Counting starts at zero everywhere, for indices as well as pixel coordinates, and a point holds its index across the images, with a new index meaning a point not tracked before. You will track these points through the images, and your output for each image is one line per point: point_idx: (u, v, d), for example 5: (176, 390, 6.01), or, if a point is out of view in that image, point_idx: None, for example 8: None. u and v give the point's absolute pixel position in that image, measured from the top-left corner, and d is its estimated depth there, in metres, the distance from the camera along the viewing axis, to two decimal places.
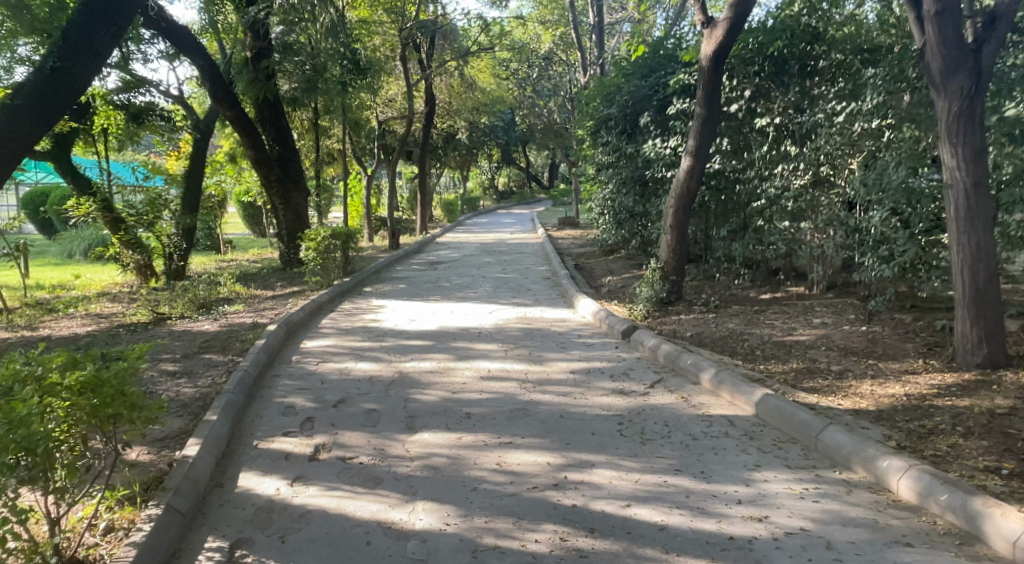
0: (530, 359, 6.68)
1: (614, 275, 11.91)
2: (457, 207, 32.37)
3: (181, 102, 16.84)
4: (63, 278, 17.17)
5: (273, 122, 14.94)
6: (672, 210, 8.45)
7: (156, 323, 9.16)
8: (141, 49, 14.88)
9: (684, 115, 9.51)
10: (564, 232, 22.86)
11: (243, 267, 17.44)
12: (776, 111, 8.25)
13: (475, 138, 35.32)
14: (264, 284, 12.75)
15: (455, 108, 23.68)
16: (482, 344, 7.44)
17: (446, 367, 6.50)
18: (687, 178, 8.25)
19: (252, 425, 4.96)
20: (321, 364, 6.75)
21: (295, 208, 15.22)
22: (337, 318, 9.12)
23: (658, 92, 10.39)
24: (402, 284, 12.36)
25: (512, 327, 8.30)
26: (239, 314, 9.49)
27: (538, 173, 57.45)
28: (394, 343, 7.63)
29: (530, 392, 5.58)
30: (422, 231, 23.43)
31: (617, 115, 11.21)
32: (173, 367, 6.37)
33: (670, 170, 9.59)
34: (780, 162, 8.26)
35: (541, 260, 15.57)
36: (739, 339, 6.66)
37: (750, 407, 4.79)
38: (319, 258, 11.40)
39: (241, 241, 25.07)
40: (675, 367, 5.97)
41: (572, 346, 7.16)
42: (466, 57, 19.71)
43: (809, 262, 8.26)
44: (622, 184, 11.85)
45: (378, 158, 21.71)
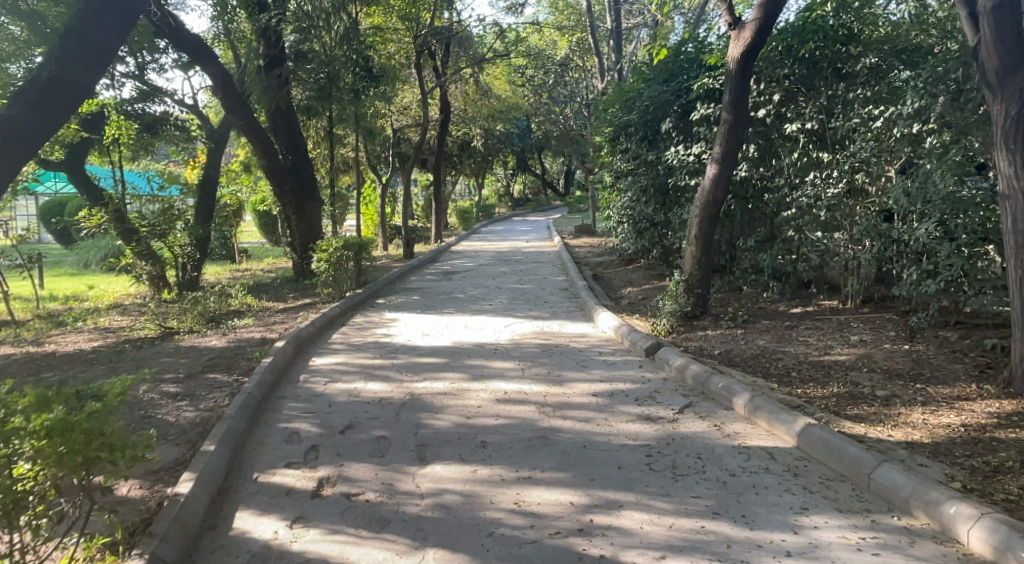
0: (549, 379, 6.32)
1: (634, 287, 11.52)
2: (472, 215, 32.13)
3: (195, 111, 16.71)
4: (77, 289, 17.06)
5: (286, 131, 14.62)
6: (697, 220, 8.05)
7: (163, 339, 8.89)
8: (156, 58, 14.78)
9: (707, 121, 9.12)
10: (582, 240, 22.48)
11: (256, 278, 17.24)
12: (807, 115, 7.87)
13: (490, 145, 35.06)
14: (276, 296, 12.49)
15: (471, 115, 23.44)
16: (498, 362, 7.09)
17: (460, 388, 6.15)
18: (714, 186, 7.86)
19: (253, 455, 4.65)
20: (330, 384, 6.43)
21: (308, 218, 14.93)
22: (348, 333, 8.82)
23: (681, 97, 9.97)
24: (416, 296, 12.04)
25: (530, 343, 7.95)
26: (247, 329, 9.21)
27: (554, 180, 57.13)
28: (406, 360, 7.30)
29: (550, 418, 5.21)
30: (437, 239, 23.16)
31: (637, 120, 10.84)
32: (174, 389, 6.07)
33: (694, 178, 9.21)
34: (812, 169, 7.87)
35: (557, 270, 15.22)
36: (772, 359, 6.27)
37: (792, 439, 4.40)
38: (330, 269, 11.13)
39: (256, 251, 24.92)
40: (704, 391, 5.58)
41: (593, 365, 6.78)
42: (481, 64, 19.47)
43: (843, 275, 7.85)
44: (643, 192, 11.51)
45: (393, 166, 21.51)
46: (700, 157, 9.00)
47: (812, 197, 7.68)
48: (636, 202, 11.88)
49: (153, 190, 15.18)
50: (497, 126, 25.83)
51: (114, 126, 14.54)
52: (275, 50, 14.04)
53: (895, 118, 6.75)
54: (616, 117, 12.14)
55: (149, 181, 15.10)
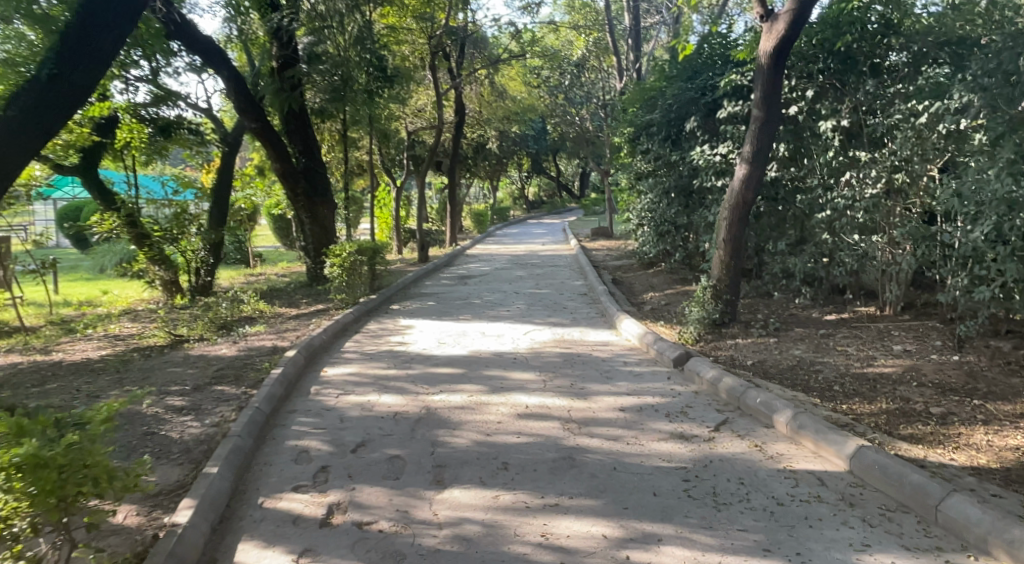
0: (573, 392, 5.98)
1: (656, 292, 11.14)
2: (487, 217, 31.83)
3: (209, 116, 16.55)
4: (91, 294, 16.95)
5: (300, 133, 14.39)
6: (726, 222, 7.68)
7: (172, 347, 8.63)
8: (170, 62, 14.61)
9: (734, 119, 8.76)
10: (599, 243, 22.09)
11: (270, 282, 17.03)
12: (843, 112, 7.48)
13: (504, 147, 34.76)
14: (289, 301, 12.24)
15: (486, 117, 23.18)
16: (518, 373, 6.75)
17: (478, 402, 5.82)
18: (744, 187, 7.49)
19: (260, 477, 4.35)
20: (342, 396, 6.13)
21: (322, 222, 14.68)
22: (362, 341, 8.53)
23: (706, 94, 9.58)
24: (431, 301, 11.74)
25: (550, 352, 7.62)
26: (259, 336, 8.95)
27: (569, 182, 56.70)
28: (421, 371, 6.98)
29: (576, 436, 4.87)
30: (452, 243, 22.87)
31: (660, 120, 10.46)
32: (180, 402, 5.78)
33: (721, 178, 8.84)
34: (848, 169, 7.48)
35: (575, 274, 14.85)
36: (811, 372, 5.91)
37: (843, 462, 4.04)
38: (344, 274, 10.85)
39: (270, 255, 24.77)
40: (741, 406, 5.21)
41: (618, 376, 6.43)
42: (496, 65, 19.19)
43: (882, 280, 7.47)
44: (666, 194, 11.15)
45: (407, 169, 21.28)
46: (727, 156, 8.63)
47: (850, 198, 7.29)
48: (658, 205, 11.52)
49: (168, 194, 14.82)
50: (512, 127, 25.53)
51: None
52: (287, 51, 13.88)
53: (941, 114, 6.35)
54: (637, 116, 11.80)
55: (163, 185, 14.74)
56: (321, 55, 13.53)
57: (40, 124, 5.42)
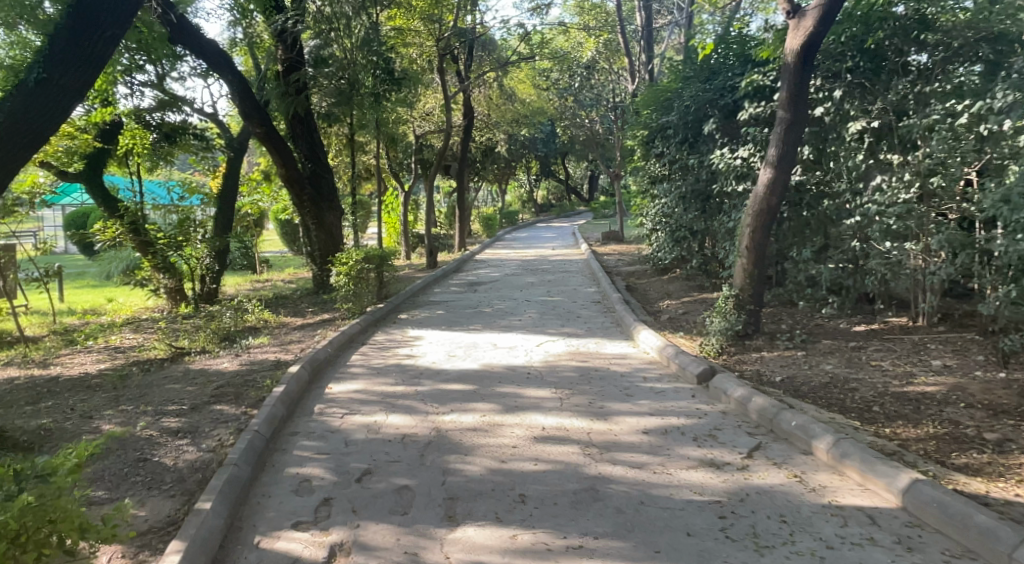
0: (592, 412, 5.62)
1: (673, 300, 10.77)
2: (496, 221, 31.54)
3: (215, 121, 16.32)
4: (96, 303, 16.67)
5: (306, 138, 14.11)
6: (749, 229, 7.33)
7: (173, 361, 8.31)
8: (175, 67, 14.38)
9: (756, 121, 8.40)
10: (610, 247, 21.73)
11: (277, 290, 16.74)
12: (873, 113, 7.11)
13: (513, 150, 34.46)
14: (294, 310, 11.93)
15: (495, 121, 22.89)
16: (533, 389, 6.40)
17: (491, 422, 5.48)
18: (769, 192, 7.12)
19: (258, 512, 4.02)
20: (348, 417, 5.80)
21: (328, 228, 14.36)
22: (368, 353, 8.21)
23: (725, 96, 9.20)
24: (440, 310, 11.40)
25: (566, 366, 7.26)
26: (262, 349, 8.64)
27: (578, 185, 56.33)
28: (430, 387, 6.65)
29: (598, 463, 4.52)
30: (460, 248, 22.54)
31: (677, 122, 10.09)
32: (176, 424, 5.46)
33: (743, 182, 8.49)
34: (878, 173, 7.11)
35: (588, 280, 14.49)
36: (847, 389, 5.54)
37: (894, 498, 3.68)
38: (350, 283, 10.54)
39: (278, 260, 24.54)
40: (774, 430, 4.85)
41: (639, 394, 6.07)
42: (505, 67, 18.90)
43: (915, 290, 7.10)
44: (682, 199, 10.79)
45: (415, 173, 20.99)
46: (749, 159, 8.27)
47: (880, 204, 6.91)
48: (675, 209, 11.17)
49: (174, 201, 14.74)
50: (521, 130, 25.23)
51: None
52: (292, 54, 13.62)
53: (982, 114, 5.98)
54: (652, 119, 11.46)
55: (169, 192, 14.68)
56: (327, 58, 13.39)
57: (34, 134, 5.14)
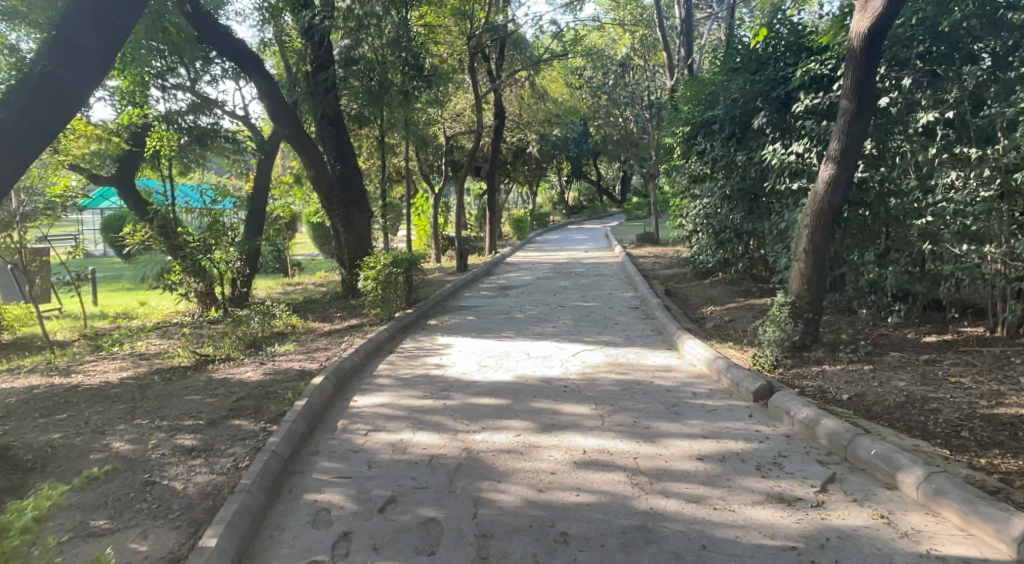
0: (638, 434, 5.11)
1: (717, 305, 10.20)
2: (527, 224, 31.10)
3: (247, 124, 16.17)
4: (128, 306, 16.60)
5: (334, 138, 13.61)
6: (808, 230, 6.79)
7: (196, 369, 7.96)
8: (208, 70, 14.22)
9: (813, 114, 7.87)
10: (645, 249, 21.13)
11: (308, 293, 16.50)
12: (947, 103, 6.52)
13: (544, 150, 34.01)
14: (323, 315, 11.59)
15: (526, 120, 22.46)
16: (571, 405, 5.92)
17: (527, 443, 5.01)
18: (831, 191, 6.56)
19: (272, 548, 3.62)
20: (373, 434, 5.39)
21: (357, 231, 13.95)
22: (396, 363, 7.80)
23: (778, 87, 8.57)
24: (471, 315, 10.96)
25: (606, 379, 6.77)
26: (288, 357, 8.27)
27: (610, 186, 55.58)
28: (461, 401, 6.20)
29: (650, 496, 4.03)
30: (491, 250, 22.12)
31: (723, 117, 9.49)
32: (190, 442, 5.08)
33: (797, 180, 7.95)
34: (953, 168, 6.49)
35: (624, 284, 13.95)
36: (927, 410, 5.01)
37: (1007, 548, 3.13)
38: (378, 287, 10.16)
39: (308, 263, 24.36)
40: (850, 459, 4.32)
41: (688, 414, 5.54)
42: (537, 66, 18.50)
43: (994, 297, 6.51)
44: (728, 199, 10.20)
45: (445, 175, 20.67)
46: (805, 155, 7.71)
47: (957, 202, 6.29)
48: (720, 210, 10.57)
49: (206, 203, 14.16)
50: (553, 130, 24.78)
51: (158, 139, 13.92)
52: (321, 53, 13.05)
53: None
54: (697, 114, 10.90)
55: (202, 194, 14.14)
56: (357, 57, 13.17)
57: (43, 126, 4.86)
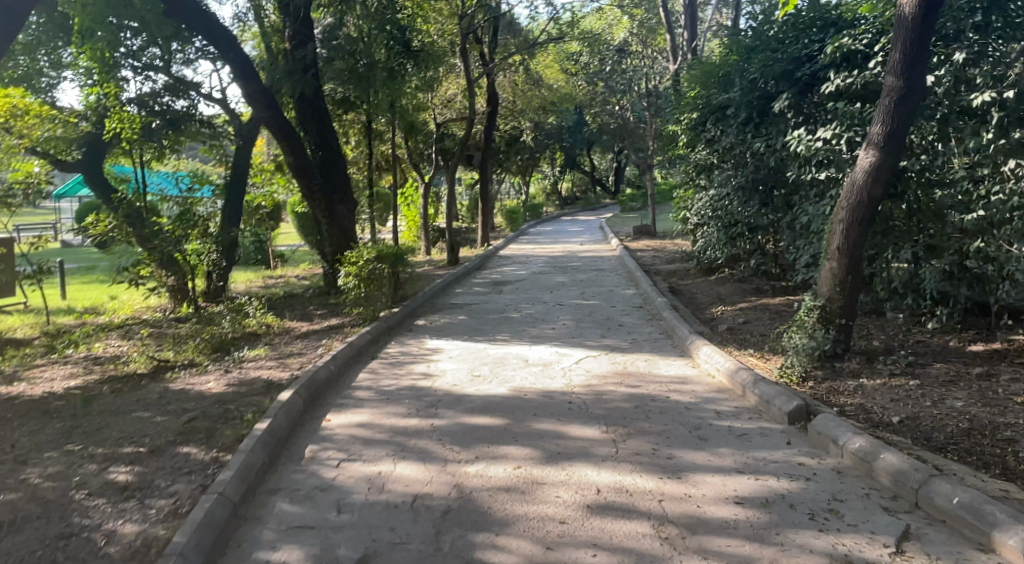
0: (659, 467, 4.32)
1: (727, 305, 9.43)
2: (520, 215, 30.29)
3: (226, 108, 15.17)
4: (98, 300, 15.60)
5: (315, 122, 12.66)
6: (843, 225, 6.02)
7: (154, 378, 7.08)
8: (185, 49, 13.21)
9: (842, 97, 7.16)
10: (643, 242, 20.36)
11: (290, 288, 15.60)
12: (1005, 82, 5.83)
13: (537, 139, 33.18)
14: (301, 314, 10.71)
15: (521, 107, 21.63)
16: (578, 427, 5.13)
17: (528, 479, 4.21)
18: (871, 180, 5.80)
19: None
20: (347, 465, 4.58)
21: (341, 222, 12.92)
22: (379, 372, 6.96)
23: (801, 67, 7.78)
24: (462, 315, 10.14)
25: (615, 393, 5.99)
26: (257, 364, 7.42)
27: (603, 177, 55.01)
28: (450, 420, 5.39)
29: (684, 557, 3.24)
30: (483, 243, 21.25)
31: (739, 100, 8.69)
32: (125, 477, 4.25)
33: (824, 170, 7.22)
34: (1010, 157, 5.80)
35: (624, 280, 13.15)
36: (1000, 437, 4.28)
37: None
38: (361, 284, 9.33)
39: (293, 255, 23.41)
40: (923, 507, 3.56)
41: (716, 440, 4.76)
42: (533, 50, 17.67)
43: None
44: (741, 191, 9.42)
45: (436, 163, 19.79)
46: (834, 141, 6.96)
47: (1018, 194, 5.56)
48: (730, 202, 9.79)
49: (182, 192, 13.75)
50: (547, 117, 23.95)
51: (117, 119, 12.75)
52: (300, 26, 12.15)
53: None
54: (708, 98, 10.11)
55: (177, 182, 13.74)
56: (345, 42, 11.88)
57: None
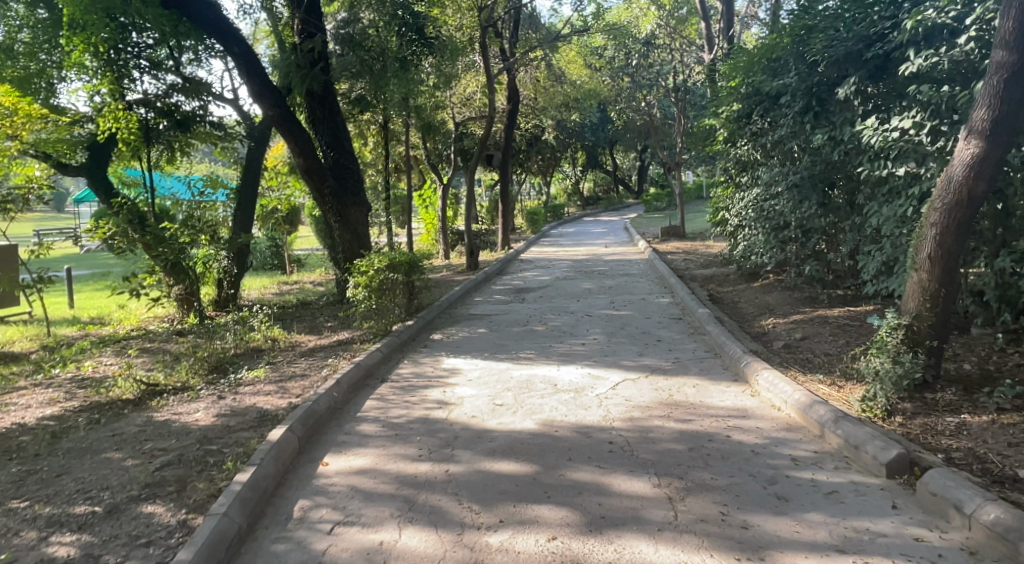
0: (733, 541, 3.40)
1: (778, 317, 8.45)
2: (542, 216, 29.37)
3: (240, 109, 14.45)
4: (106, 309, 14.94)
5: (326, 122, 11.85)
6: (936, 227, 5.08)
7: (137, 407, 6.25)
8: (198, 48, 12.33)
9: (925, 80, 6.20)
10: (671, 244, 19.39)
11: (304, 295, 14.90)
12: None
13: (558, 137, 32.22)
14: (309, 326, 9.91)
15: (542, 104, 20.68)
16: (625, 479, 4.22)
17: (568, 557, 3.32)
18: (973, 174, 4.86)
19: None
20: (341, 530, 3.71)
21: (354, 227, 12.07)
22: (389, 399, 6.11)
23: (873, 47, 6.82)
24: (484, 328, 9.27)
25: (664, 430, 5.07)
26: (254, 388, 6.49)
27: (626, 177, 53.91)
28: (468, 465, 4.51)
29: None
30: (504, 247, 20.32)
31: (795, 87, 7.80)
32: (67, 550, 3.41)
33: (903, 164, 6.30)
34: None
35: (657, 286, 12.19)
36: None
37: None
38: (372, 296, 8.49)
39: (309, 259, 22.72)
40: None
41: (800, 502, 3.83)
42: (555, 43, 16.84)
43: None
44: (795, 189, 8.48)
45: (455, 164, 18.93)
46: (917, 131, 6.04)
47: None
48: (780, 201, 8.85)
49: (193, 196, 12.97)
50: (570, 115, 23.11)
51: (114, 119, 11.61)
52: (311, 17, 11.26)
53: None
54: (755, 85, 9.17)
55: (190, 185, 12.71)
56: (365, 43, 11.29)
57: None
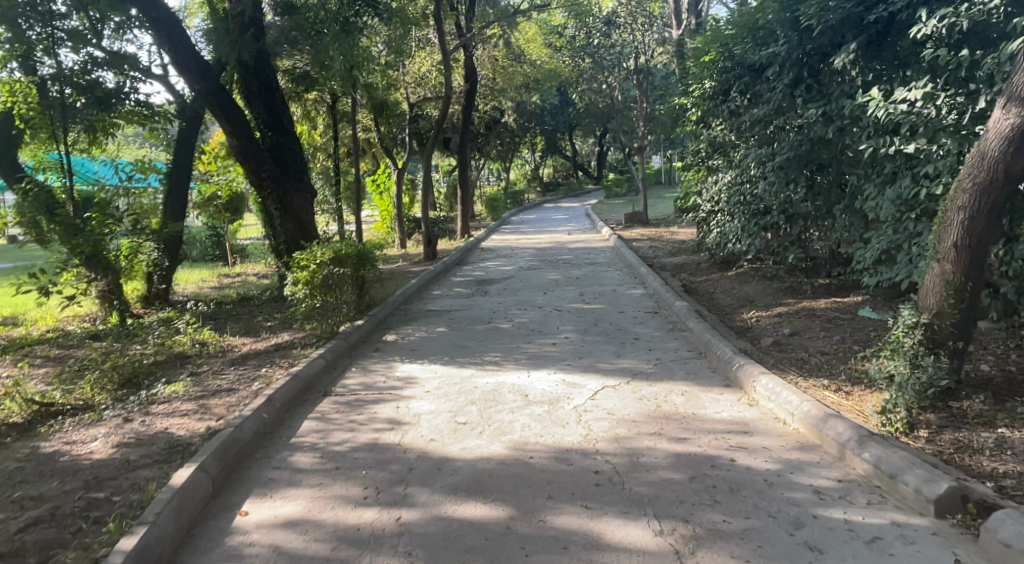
0: None
1: (762, 310, 7.76)
2: (502, 203, 28.44)
3: (172, 87, 13.03)
4: (18, 308, 13.40)
5: (263, 97, 10.69)
6: (966, 211, 4.38)
7: (23, 434, 5.19)
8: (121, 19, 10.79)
9: (940, 43, 5.53)
10: (636, 230, 18.72)
11: (245, 289, 13.74)
12: None
13: (517, 121, 31.31)
14: (246, 327, 8.85)
15: (501, 85, 19.66)
16: (619, 525, 3.41)
17: None
18: (1010, 147, 4.18)
19: None
20: None
21: (296, 215, 10.97)
22: (331, 418, 5.18)
23: (875, 8, 6.14)
24: (442, 326, 8.36)
25: (656, 454, 4.28)
26: (170, 407, 5.48)
27: (585, 162, 53.37)
28: (425, 510, 3.64)
29: None
30: (462, 235, 19.36)
31: (785, 55, 7.10)
32: None
33: (912, 140, 5.64)
34: None
35: (628, 276, 11.44)
36: None
37: None
38: (313, 293, 7.52)
39: (254, 250, 21.40)
40: None
41: (839, 556, 3.07)
42: (514, 18, 15.85)
43: None
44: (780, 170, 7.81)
45: (409, 148, 17.83)
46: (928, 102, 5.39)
47: None
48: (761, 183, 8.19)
49: (121, 180, 11.47)
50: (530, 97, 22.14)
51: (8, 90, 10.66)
52: None
53: None
54: (739, 55, 8.45)
55: (116, 168, 11.43)
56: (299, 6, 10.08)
57: None
